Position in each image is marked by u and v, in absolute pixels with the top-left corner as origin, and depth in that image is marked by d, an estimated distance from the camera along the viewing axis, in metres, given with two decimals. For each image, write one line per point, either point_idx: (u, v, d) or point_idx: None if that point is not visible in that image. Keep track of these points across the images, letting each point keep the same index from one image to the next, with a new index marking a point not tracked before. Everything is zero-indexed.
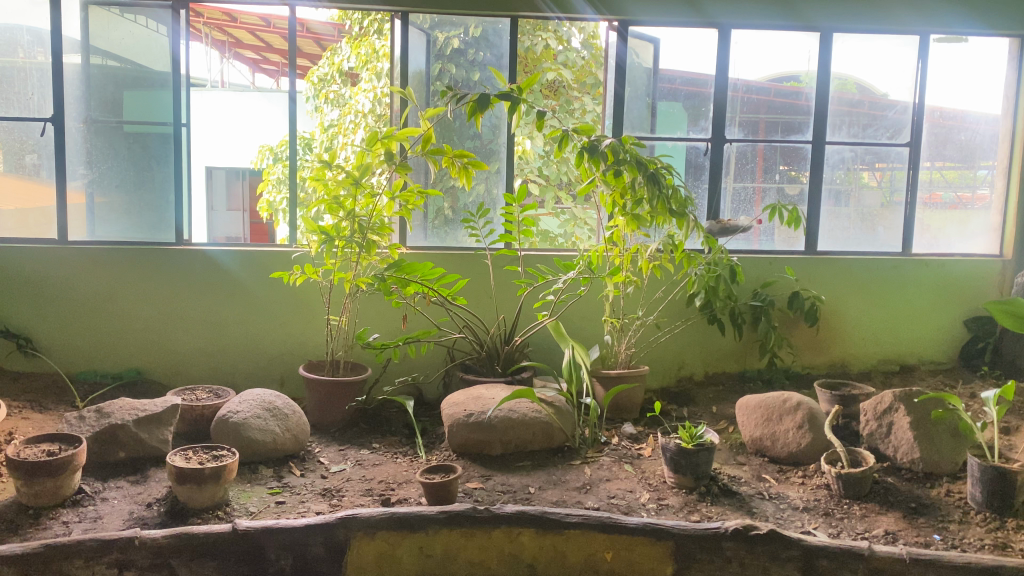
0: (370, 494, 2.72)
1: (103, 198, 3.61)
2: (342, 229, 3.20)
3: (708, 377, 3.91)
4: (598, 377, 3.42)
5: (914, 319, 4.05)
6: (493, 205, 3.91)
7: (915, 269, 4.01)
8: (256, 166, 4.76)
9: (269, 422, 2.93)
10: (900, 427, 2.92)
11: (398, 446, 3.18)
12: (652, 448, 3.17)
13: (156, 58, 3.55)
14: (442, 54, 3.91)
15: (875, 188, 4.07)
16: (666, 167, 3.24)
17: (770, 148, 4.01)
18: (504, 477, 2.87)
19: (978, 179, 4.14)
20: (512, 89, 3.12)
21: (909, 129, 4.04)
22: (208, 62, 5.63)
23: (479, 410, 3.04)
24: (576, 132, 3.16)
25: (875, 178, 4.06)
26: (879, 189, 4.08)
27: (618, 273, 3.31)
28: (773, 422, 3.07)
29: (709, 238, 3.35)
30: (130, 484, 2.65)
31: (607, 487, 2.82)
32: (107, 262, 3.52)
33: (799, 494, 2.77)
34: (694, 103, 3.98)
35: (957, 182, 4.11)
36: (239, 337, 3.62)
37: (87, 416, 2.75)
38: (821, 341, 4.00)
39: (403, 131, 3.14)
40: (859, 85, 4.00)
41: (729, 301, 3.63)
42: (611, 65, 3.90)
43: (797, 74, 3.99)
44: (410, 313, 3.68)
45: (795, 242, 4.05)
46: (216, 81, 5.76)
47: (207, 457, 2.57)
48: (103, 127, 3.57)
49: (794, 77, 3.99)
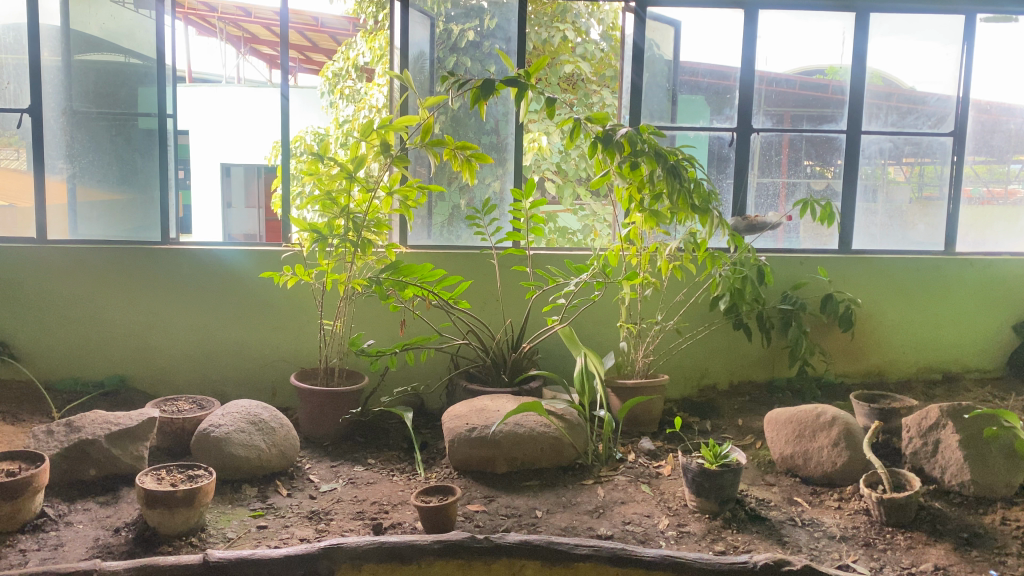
0: (361, 518, 2.48)
1: (85, 195, 3.40)
2: (336, 227, 2.96)
3: (733, 386, 3.61)
4: (613, 387, 3.15)
5: (957, 323, 3.73)
6: (502, 202, 3.65)
7: (959, 269, 3.70)
8: (268, 164, 4.48)
9: (254, 437, 2.70)
10: (948, 445, 2.61)
11: (395, 462, 2.94)
12: (672, 466, 2.90)
13: (139, 43, 3.34)
14: (456, 47, 3.64)
15: (903, 182, 3.75)
16: (688, 158, 2.95)
17: (799, 137, 3.71)
18: (508, 499, 2.62)
19: (1011, 174, 3.79)
20: (520, 73, 2.84)
21: (953, 118, 3.72)
22: (224, 57, 5.64)
23: (482, 424, 2.78)
24: (589, 120, 2.87)
25: (902, 173, 3.75)
26: (908, 183, 3.76)
27: (635, 276, 3.01)
28: (805, 439, 2.77)
29: (736, 237, 3.03)
30: (99, 507, 2.44)
31: (622, 510, 2.56)
32: (89, 262, 3.31)
33: (836, 521, 2.48)
34: (719, 89, 3.68)
35: (991, 175, 3.78)
36: (228, 343, 3.39)
37: (55, 430, 2.55)
38: (856, 348, 3.69)
39: (400, 120, 2.89)
40: (886, 78, 3.70)
41: (756, 305, 3.33)
42: (628, 55, 3.61)
43: (831, 64, 3.69)
44: (409, 318, 3.43)
45: (826, 239, 3.75)
46: (232, 78, 5.78)
47: (180, 478, 2.34)
48: (84, 118, 3.38)
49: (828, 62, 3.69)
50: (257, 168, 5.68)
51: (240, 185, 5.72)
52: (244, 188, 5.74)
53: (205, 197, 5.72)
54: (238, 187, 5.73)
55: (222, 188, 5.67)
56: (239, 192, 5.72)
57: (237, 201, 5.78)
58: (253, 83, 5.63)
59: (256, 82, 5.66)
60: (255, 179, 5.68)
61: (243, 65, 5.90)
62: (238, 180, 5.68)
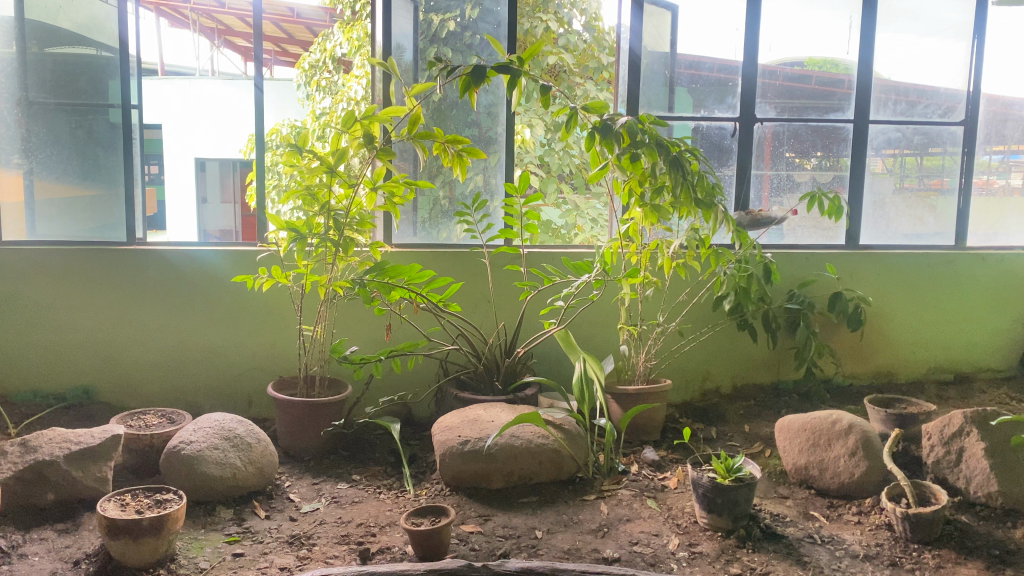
0: (346, 543, 2.28)
1: (42, 192, 3.15)
2: (315, 225, 2.75)
3: (737, 390, 3.45)
4: (614, 395, 2.96)
5: (969, 321, 3.59)
6: (491, 197, 3.45)
7: (971, 264, 3.55)
8: (244, 159, 4.25)
9: (228, 455, 2.48)
10: (973, 454, 2.46)
11: (382, 478, 2.74)
12: (678, 479, 2.72)
13: (99, 30, 3.10)
14: (436, 37, 3.43)
15: (884, 174, 3.59)
16: (691, 150, 2.77)
17: (805, 127, 3.54)
18: (506, 518, 2.43)
19: (1017, 164, 3.66)
20: (512, 59, 2.62)
21: (964, 107, 3.59)
22: (198, 49, 5.39)
23: (477, 437, 2.58)
24: (586, 109, 2.66)
25: (881, 165, 3.58)
26: (890, 174, 3.59)
27: (637, 275, 2.83)
28: (820, 448, 2.61)
29: (741, 233, 2.85)
30: (57, 536, 2.21)
31: (628, 529, 2.38)
32: (48, 265, 3.06)
33: (858, 538, 2.32)
34: (720, 78, 3.50)
35: (992, 168, 3.64)
36: (200, 350, 3.17)
37: (9, 451, 2.32)
38: (865, 348, 3.54)
39: (386, 111, 2.68)
40: (883, 70, 3.53)
41: (762, 305, 3.16)
42: (623, 52, 3.42)
43: (811, 56, 3.51)
44: (395, 322, 3.22)
45: (833, 235, 3.59)
46: (206, 70, 5.55)
47: (147, 504, 2.12)
48: (41, 110, 3.12)
49: (822, 53, 3.52)
50: (233, 163, 5.51)
51: (215, 181, 5.51)
52: (218, 182, 5.49)
53: (179, 192, 5.45)
54: (213, 182, 5.49)
55: (197, 184, 5.44)
56: (213, 186, 5.42)
57: (212, 196, 5.45)
58: (229, 75, 5.38)
59: (232, 74, 5.42)
60: (231, 173, 5.46)
61: (217, 57, 5.65)
62: (213, 174, 5.49)
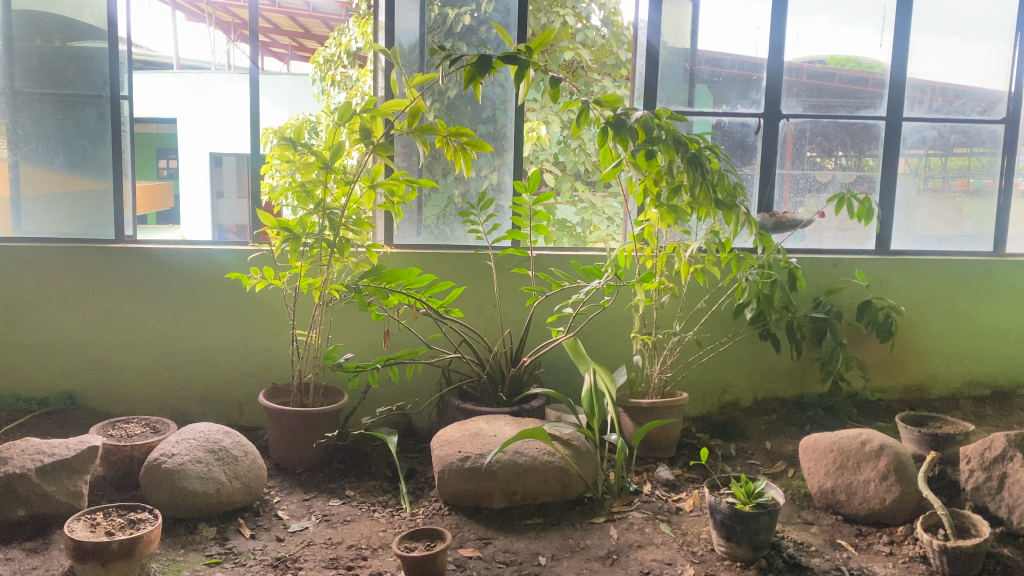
0: (333, 566, 2.11)
1: (28, 186, 3.01)
2: (309, 225, 2.59)
3: (757, 404, 3.26)
4: (626, 408, 2.78)
5: (1008, 333, 3.37)
6: (500, 196, 3.26)
7: (1011, 272, 3.34)
8: None
9: (212, 468, 2.33)
10: (1017, 481, 2.25)
11: (376, 495, 2.58)
12: (693, 501, 2.54)
13: (86, 17, 2.96)
14: (452, 32, 3.25)
15: (908, 174, 3.37)
16: (712, 146, 2.57)
17: (835, 125, 3.33)
18: (507, 542, 2.26)
19: None
20: (520, 49, 2.44)
21: (1005, 104, 3.37)
22: (214, 43, 5.22)
23: (478, 453, 2.41)
24: (599, 103, 2.47)
25: (906, 165, 3.36)
26: (913, 175, 3.37)
27: (651, 280, 2.64)
28: (848, 470, 2.42)
29: (765, 236, 2.64)
30: (24, 556, 2.05)
31: (640, 557, 2.20)
32: (32, 262, 2.93)
33: (890, 572, 2.12)
34: (743, 73, 3.29)
35: None
36: (190, 354, 3.03)
37: None
38: (894, 360, 3.33)
39: (386, 103, 2.50)
40: (918, 66, 3.32)
41: (786, 313, 2.96)
42: (642, 49, 3.24)
43: (834, 54, 3.30)
44: (394, 328, 3.06)
45: (863, 239, 3.38)
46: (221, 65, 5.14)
47: (119, 524, 1.97)
48: (26, 100, 2.98)
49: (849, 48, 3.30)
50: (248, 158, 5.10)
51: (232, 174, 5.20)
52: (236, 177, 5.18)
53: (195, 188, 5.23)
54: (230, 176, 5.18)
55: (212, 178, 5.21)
56: (231, 180, 5.16)
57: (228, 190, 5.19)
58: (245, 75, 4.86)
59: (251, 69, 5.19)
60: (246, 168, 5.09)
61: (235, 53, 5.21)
62: (229, 170, 5.21)
